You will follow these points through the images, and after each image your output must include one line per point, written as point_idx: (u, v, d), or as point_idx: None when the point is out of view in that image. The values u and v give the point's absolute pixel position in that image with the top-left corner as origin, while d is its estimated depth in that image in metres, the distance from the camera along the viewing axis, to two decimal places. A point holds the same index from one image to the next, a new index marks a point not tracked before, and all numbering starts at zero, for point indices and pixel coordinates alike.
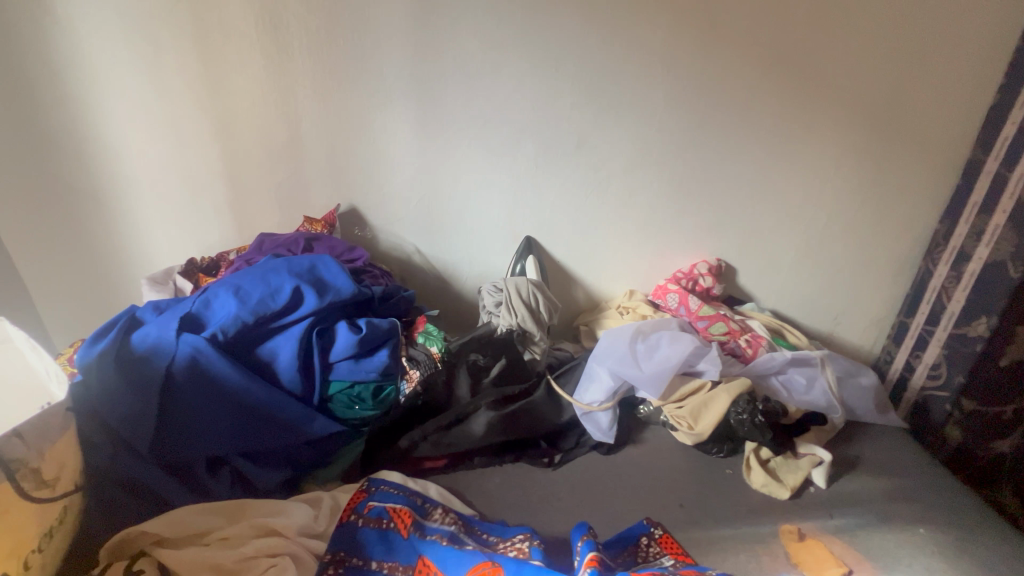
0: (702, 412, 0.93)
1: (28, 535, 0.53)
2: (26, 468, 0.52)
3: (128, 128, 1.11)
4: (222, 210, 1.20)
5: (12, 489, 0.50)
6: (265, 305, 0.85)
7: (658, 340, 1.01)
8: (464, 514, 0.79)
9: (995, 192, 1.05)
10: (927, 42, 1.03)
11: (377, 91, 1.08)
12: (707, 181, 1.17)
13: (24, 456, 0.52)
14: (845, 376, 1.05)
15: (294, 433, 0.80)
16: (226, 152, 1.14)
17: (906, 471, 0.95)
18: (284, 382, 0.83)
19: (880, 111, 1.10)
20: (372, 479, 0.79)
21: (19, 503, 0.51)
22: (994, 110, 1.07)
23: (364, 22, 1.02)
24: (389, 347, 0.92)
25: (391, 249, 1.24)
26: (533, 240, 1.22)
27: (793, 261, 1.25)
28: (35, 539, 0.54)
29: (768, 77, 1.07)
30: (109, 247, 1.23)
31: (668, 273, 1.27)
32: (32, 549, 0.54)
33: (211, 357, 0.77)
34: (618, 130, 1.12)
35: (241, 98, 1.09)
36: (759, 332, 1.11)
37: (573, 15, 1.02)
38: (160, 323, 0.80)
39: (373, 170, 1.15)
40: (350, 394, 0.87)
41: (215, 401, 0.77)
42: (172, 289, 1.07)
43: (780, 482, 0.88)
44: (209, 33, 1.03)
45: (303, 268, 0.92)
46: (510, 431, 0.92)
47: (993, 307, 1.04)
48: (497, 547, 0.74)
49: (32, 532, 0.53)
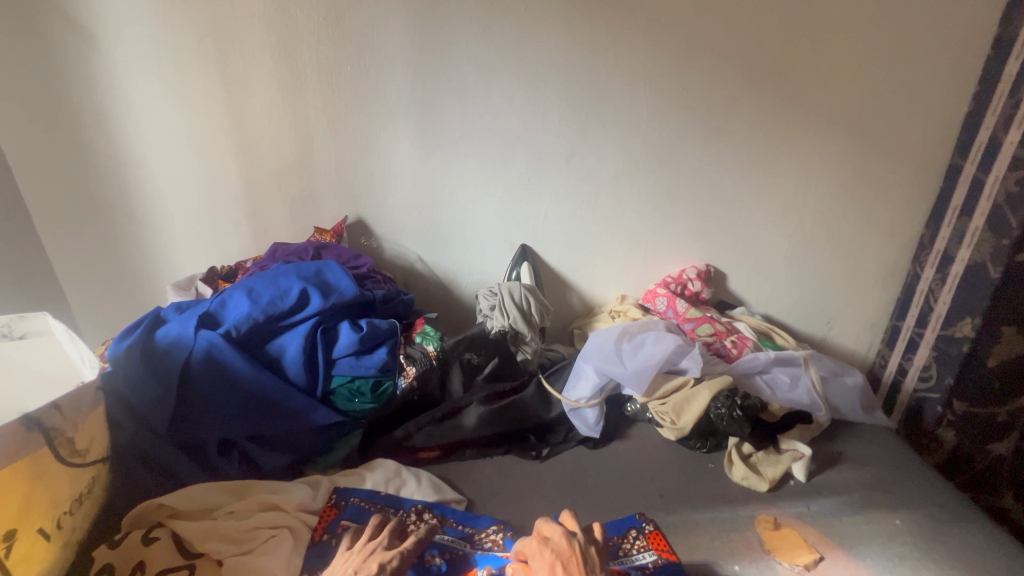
0: (685, 406, 0.97)
1: (62, 497, 0.61)
2: (63, 437, 0.60)
3: (158, 149, 1.23)
4: (240, 222, 1.30)
5: (50, 454, 0.58)
6: (274, 304, 0.94)
7: (643, 340, 1.06)
8: (437, 506, 0.82)
9: (973, 194, 1.07)
10: (900, 54, 1.08)
11: (380, 111, 1.18)
12: (693, 189, 1.22)
13: (61, 426, 0.60)
14: (830, 377, 1.07)
15: (297, 421, 0.87)
16: (244, 169, 1.25)
17: (888, 468, 0.97)
18: (290, 375, 0.91)
19: (858, 120, 1.14)
20: (341, 493, 0.81)
21: (55, 466, 0.59)
22: (970, 117, 1.10)
23: (368, 49, 1.12)
24: (388, 346, 0.99)
25: (395, 258, 1.32)
26: (528, 248, 1.29)
27: (782, 266, 1.29)
28: (68, 502, 0.62)
29: (747, 90, 1.13)
30: (139, 258, 1.34)
31: (659, 278, 1.32)
32: (65, 511, 0.61)
33: (224, 350, 0.86)
34: (605, 143, 1.18)
35: (258, 120, 1.19)
36: (745, 333, 1.14)
37: (559, 38, 1.10)
38: (181, 321, 0.89)
39: (378, 183, 1.24)
40: (350, 388, 0.95)
41: (227, 390, 0.85)
42: (194, 294, 1.17)
43: (759, 475, 0.91)
44: (231, 62, 1.14)
45: (309, 272, 1.00)
46: (501, 425, 0.98)
47: (976, 308, 1.05)
48: (473, 539, 0.77)
49: (65, 495, 0.61)
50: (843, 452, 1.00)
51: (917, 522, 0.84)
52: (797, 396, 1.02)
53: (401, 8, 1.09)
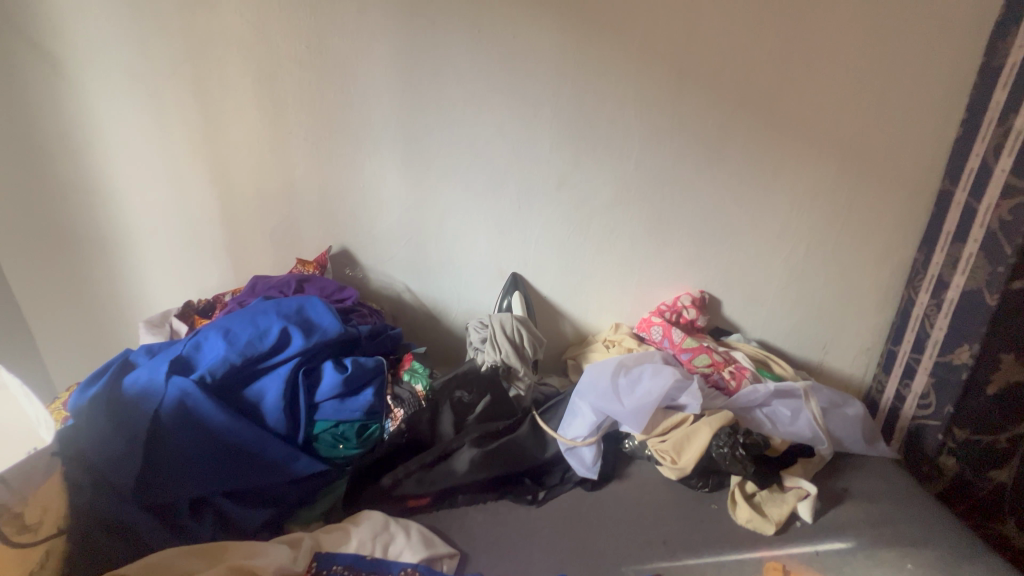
0: (685, 445, 0.93)
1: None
2: (7, 513, 0.55)
3: (132, 180, 1.18)
4: (219, 254, 1.25)
5: None
6: (253, 346, 0.89)
7: (640, 373, 1.02)
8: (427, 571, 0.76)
9: (966, 220, 1.07)
10: (887, 82, 1.08)
11: (366, 140, 1.14)
12: (686, 215, 1.20)
13: (6, 500, 0.55)
14: (831, 408, 1.04)
15: (277, 472, 0.82)
16: (223, 200, 1.20)
17: (895, 504, 0.94)
18: (270, 422, 0.86)
19: (848, 147, 1.14)
20: (322, 560, 0.76)
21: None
22: (959, 143, 1.10)
23: (353, 78, 1.09)
24: (375, 386, 0.94)
25: (382, 288, 1.28)
26: (519, 276, 1.26)
27: (777, 291, 1.27)
28: None
29: (737, 117, 1.12)
30: (110, 292, 1.28)
31: (653, 305, 1.29)
32: None
33: (197, 398, 0.80)
34: (596, 170, 1.16)
35: (238, 149, 1.15)
36: (743, 363, 1.12)
37: (548, 66, 1.08)
38: (152, 367, 0.84)
39: (363, 212, 1.20)
40: (335, 433, 0.90)
41: (201, 442, 0.79)
42: (168, 332, 1.11)
43: (764, 516, 0.88)
44: (210, 91, 1.10)
45: (291, 309, 0.95)
46: (494, 468, 0.93)
47: (974, 335, 1.04)
48: None
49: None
50: (848, 487, 0.97)
51: (930, 564, 0.81)
52: (798, 429, 1.00)
53: (387, 35, 1.06)
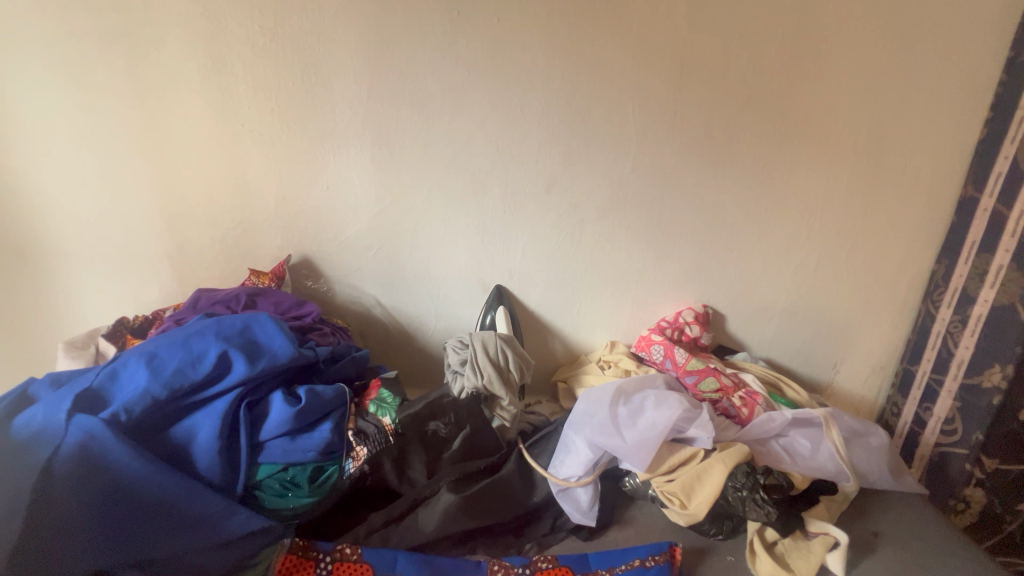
0: (696, 486, 0.81)
1: None
2: None
3: (58, 179, 1.02)
4: (160, 264, 1.09)
5: None
6: (182, 375, 0.73)
7: (642, 402, 0.90)
8: None
9: (994, 229, 0.98)
10: (906, 78, 0.99)
11: (329, 135, 1.01)
12: (687, 222, 1.09)
13: None
14: (853, 437, 0.93)
15: (205, 533, 0.67)
16: (164, 202, 1.05)
17: (932, 549, 0.82)
18: (202, 468, 0.71)
19: (864, 149, 1.04)
20: None
21: None
22: (982, 145, 1.02)
23: (315, 63, 0.96)
24: (333, 419, 0.80)
25: (349, 302, 1.14)
26: (504, 289, 1.13)
27: (785, 306, 1.16)
28: None
29: (745, 114, 1.01)
30: (31, 308, 1.11)
31: (651, 322, 1.17)
32: None
33: (106, 443, 0.65)
34: (590, 172, 1.04)
35: (181, 144, 1.00)
36: (755, 387, 1.00)
37: (537, 55, 0.96)
38: (51, 403, 0.68)
39: (327, 218, 1.06)
40: (284, 478, 0.76)
41: (108, 497, 0.63)
42: (92, 355, 0.95)
43: (790, 571, 0.76)
44: (147, 76, 0.95)
45: (233, 329, 0.80)
46: (475, 520, 0.79)
47: (1007, 355, 0.94)
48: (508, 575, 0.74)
49: None
50: (878, 531, 0.86)
51: None
52: (820, 463, 0.88)
53: (353, 15, 0.93)
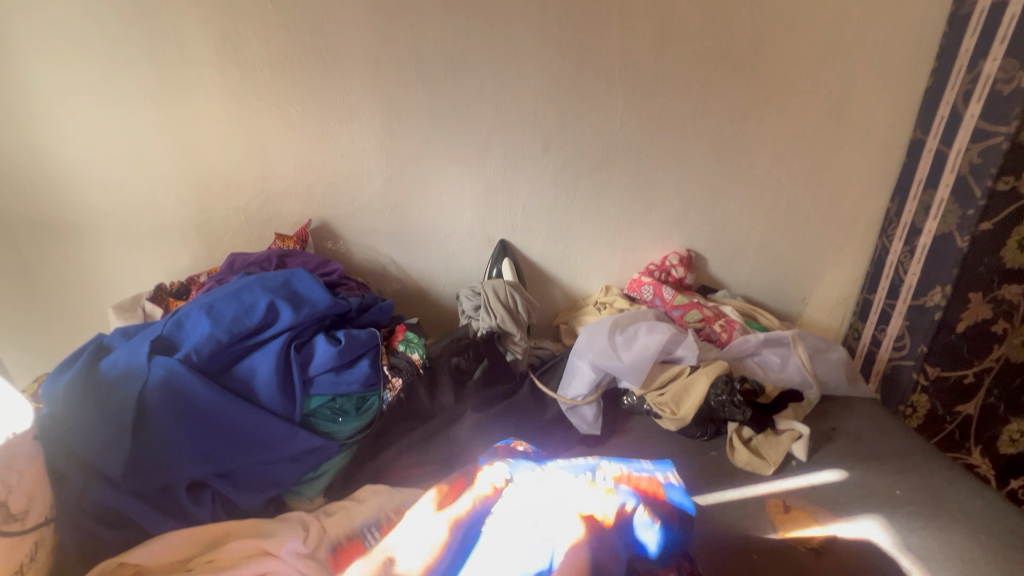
0: (684, 396, 0.95)
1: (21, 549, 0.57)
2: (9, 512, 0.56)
3: (89, 157, 1.09)
4: (189, 234, 1.18)
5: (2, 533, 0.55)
6: (239, 322, 0.84)
7: (635, 331, 1.03)
8: None
9: (937, 167, 1.10)
10: (861, 33, 1.10)
11: (342, 106, 1.09)
12: (672, 174, 1.20)
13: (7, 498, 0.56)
14: (816, 353, 1.08)
15: (275, 449, 0.79)
16: (191, 176, 1.12)
17: (878, 438, 0.99)
18: (264, 398, 0.82)
19: (826, 100, 1.16)
20: None
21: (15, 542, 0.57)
22: (928, 92, 1.13)
23: (325, 38, 1.03)
24: (370, 357, 0.92)
25: (367, 261, 1.24)
26: (508, 243, 1.24)
27: (760, 246, 1.30)
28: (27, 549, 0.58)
29: (719, 73, 1.11)
30: (73, 281, 1.19)
31: (641, 267, 1.30)
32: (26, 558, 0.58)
33: (185, 377, 0.76)
34: (582, 131, 1.15)
35: (203, 120, 1.08)
36: (733, 316, 1.14)
37: (530, 24, 1.05)
38: (131, 348, 0.78)
39: (342, 183, 1.15)
40: (333, 407, 0.88)
41: (192, 421, 0.75)
42: (142, 316, 1.05)
43: (763, 458, 0.90)
44: (168, 57, 1.02)
45: (276, 283, 0.90)
46: (499, 433, 0.92)
47: (946, 276, 1.09)
48: None
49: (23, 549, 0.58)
50: (835, 427, 1.01)
51: (915, 490, 0.86)
52: (788, 374, 1.04)
53: None
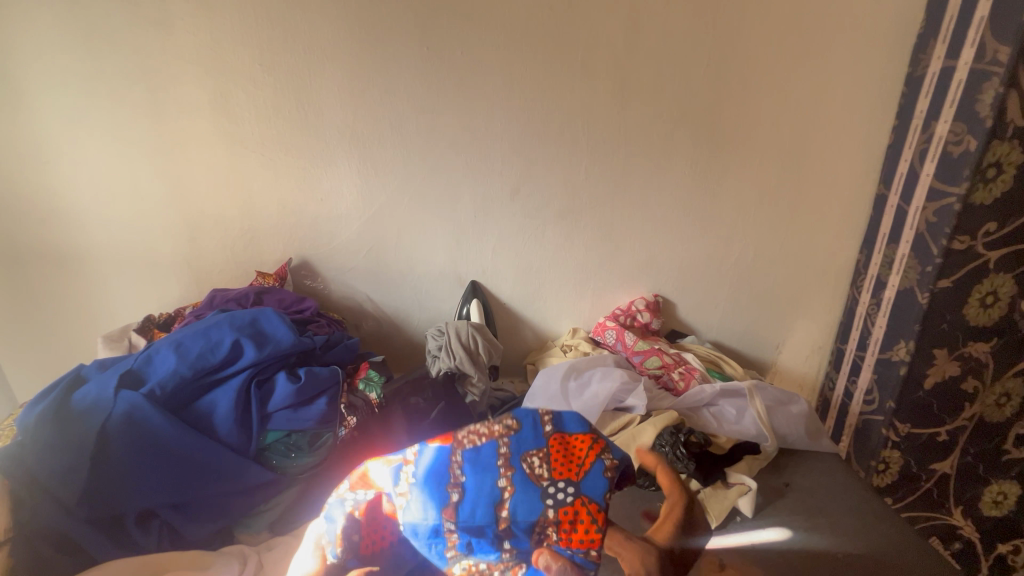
0: (632, 445, 0.95)
1: None
2: None
3: (92, 197, 1.19)
4: (180, 268, 1.26)
5: None
6: (204, 359, 0.90)
7: (589, 377, 1.07)
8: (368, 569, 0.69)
9: (899, 222, 1.11)
10: (821, 91, 1.13)
11: (322, 154, 1.17)
12: (637, 221, 1.24)
13: None
14: (775, 405, 1.08)
15: (225, 482, 0.84)
16: (182, 215, 1.21)
17: (833, 496, 0.97)
18: (221, 433, 0.87)
19: (788, 155, 1.18)
20: None
21: None
22: (891, 148, 1.15)
23: (307, 94, 1.12)
24: (329, 395, 0.95)
25: (344, 298, 1.30)
26: (478, 284, 1.28)
27: (729, 293, 1.31)
28: None
29: (680, 127, 1.16)
30: (73, 308, 1.29)
31: (610, 310, 1.33)
32: None
33: (147, 411, 0.81)
34: (547, 180, 1.20)
35: (196, 165, 1.17)
36: (693, 364, 1.15)
37: (496, 81, 1.11)
38: (101, 382, 0.85)
39: (321, 225, 1.23)
40: (287, 442, 0.91)
41: (149, 453, 0.80)
42: (126, 346, 1.13)
43: (707, 512, 0.89)
44: (165, 109, 1.12)
45: (244, 321, 0.97)
46: None
47: (909, 332, 1.08)
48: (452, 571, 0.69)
49: None
50: (789, 482, 1.00)
51: (861, 555, 0.85)
52: (743, 427, 1.03)
53: (338, 53, 1.09)
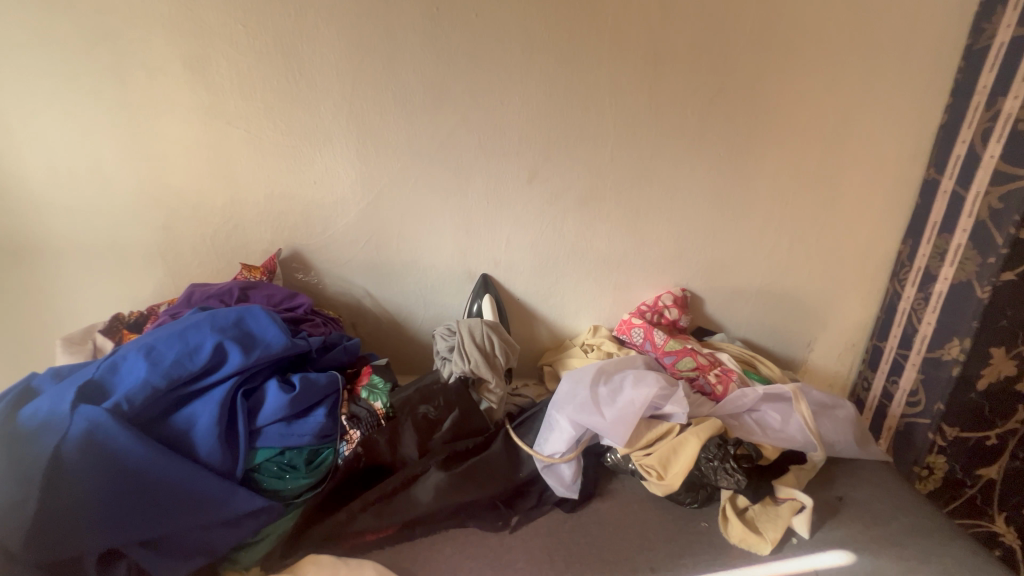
0: (672, 458, 0.86)
1: None
2: None
3: (48, 181, 1.04)
4: (153, 262, 1.12)
5: None
6: (180, 366, 0.76)
7: (621, 382, 0.94)
8: None
9: (953, 210, 1.02)
10: (872, 65, 1.03)
11: (316, 133, 1.03)
12: (665, 209, 1.13)
13: None
14: (821, 410, 0.97)
15: (207, 513, 0.71)
16: (154, 201, 1.07)
17: (892, 511, 0.88)
18: (202, 454, 0.74)
19: (832, 136, 1.08)
20: None
21: None
22: (944, 130, 1.06)
23: (298, 62, 0.98)
24: (327, 406, 0.84)
25: (340, 294, 1.17)
26: (490, 278, 1.16)
27: (760, 287, 1.21)
28: None
29: (716, 104, 1.05)
30: (28, 306, 1.13)
31: (632, 306, 1.22)
32: None
33: (110, 431, 0.68)
34: (569, 163, 1.08)
35: (171, 143, 1.03)
36: (729, 365, 1.05)
37: (514, 50, 0.99)
38: (56, 396, 0.71)
39: (314, 212, 1.09)
40: (281, 462, 0.79)
41: (114, 484, 0.67)
42: (91, 350, 0.98)
43: (759, 534, 0.81)
44: (133, 77, 0.97)
45: (228, 321, 0.83)
46: (464, 493, 0.84)
47: (965, 329, 0.99)
48: None
49: None
50: (842, 496, 0.92)
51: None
52: (789, 434, 0.93)
53: (335, 14, 0.95)
